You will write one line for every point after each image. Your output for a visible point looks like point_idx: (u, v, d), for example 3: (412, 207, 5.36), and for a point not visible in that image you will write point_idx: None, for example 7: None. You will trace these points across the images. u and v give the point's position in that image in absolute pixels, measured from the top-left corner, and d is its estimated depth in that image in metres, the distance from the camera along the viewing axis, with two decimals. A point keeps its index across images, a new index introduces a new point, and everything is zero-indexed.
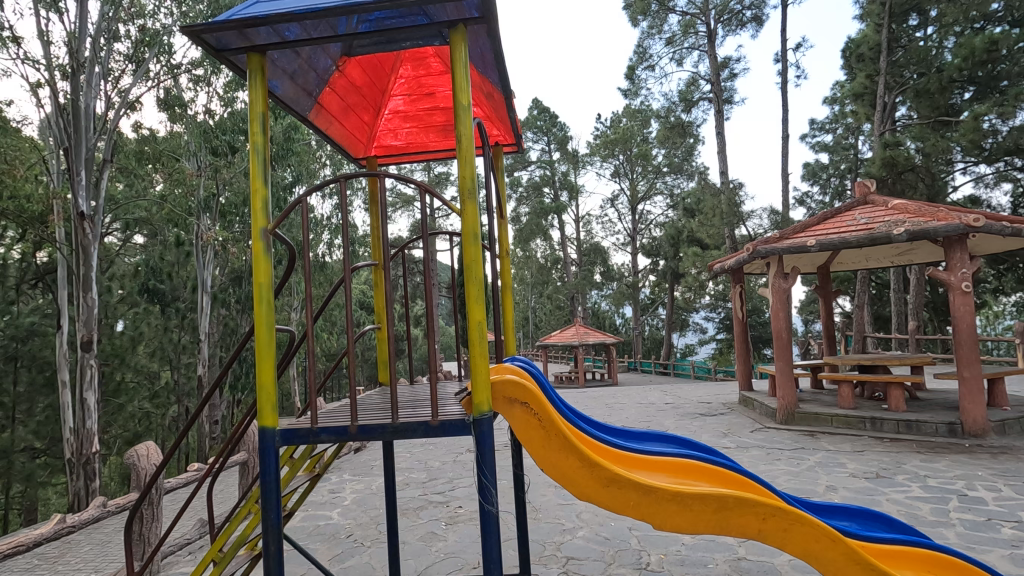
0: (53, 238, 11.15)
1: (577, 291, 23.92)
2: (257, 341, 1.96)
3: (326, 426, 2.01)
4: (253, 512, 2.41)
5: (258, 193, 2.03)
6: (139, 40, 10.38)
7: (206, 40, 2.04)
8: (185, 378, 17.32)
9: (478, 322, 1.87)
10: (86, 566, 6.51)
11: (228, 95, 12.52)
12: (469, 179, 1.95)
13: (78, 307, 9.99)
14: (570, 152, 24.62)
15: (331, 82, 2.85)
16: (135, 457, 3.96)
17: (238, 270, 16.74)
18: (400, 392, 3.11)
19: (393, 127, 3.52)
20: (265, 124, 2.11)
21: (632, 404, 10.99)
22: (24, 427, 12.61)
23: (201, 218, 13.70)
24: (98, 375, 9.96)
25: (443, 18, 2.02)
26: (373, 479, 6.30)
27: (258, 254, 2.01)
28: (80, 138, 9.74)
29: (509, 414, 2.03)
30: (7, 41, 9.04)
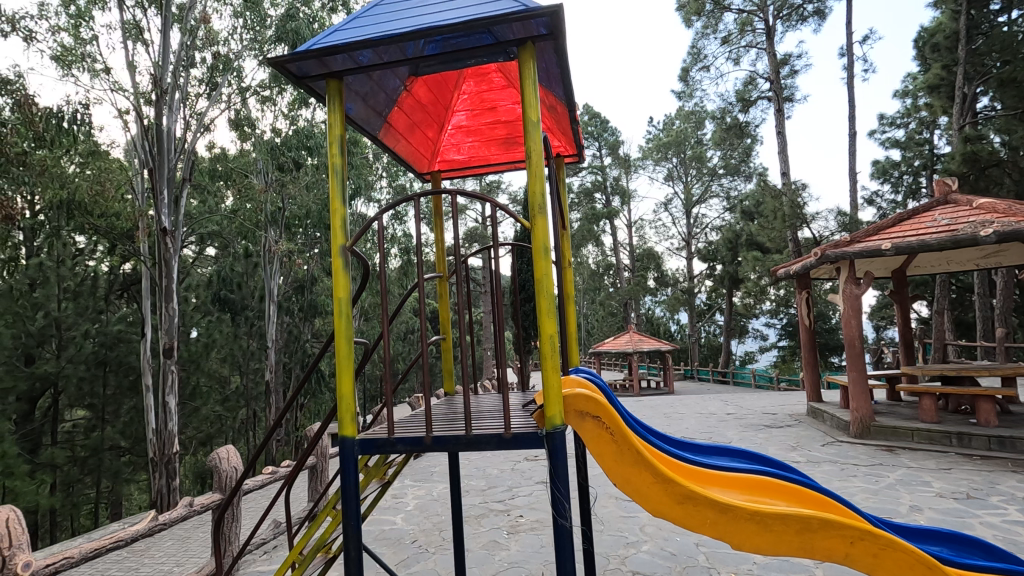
0: (138, 251, 12.04)
1: (631, 296, 23.56)
2: (336, 353, 2.04)
3: (403, 437, 2.07)
4: (330, 517, 2.49)
5: (337, 213, 2.13)
6: (213, 66, 11.10)
7: (289, 69, 2.17)
8: (254, 382, 18.19)
9: (550, 336, 1.89)
10: (169, 559, 6.94)
11: (293, 113, 13.17)
12: (539, 195, 1.96)
13: (162, 317, 10.67)
14: (622, 157, 24.40)
15: (400, 102, 2.95)
16: (217, 460, 4.21)
17: (302, 280, 17.48)
18: (466, 403, 3.15)
19: (456, 142, 3.59)
20: (344, 147, 2.20)
21: (692, 414, 10.71)
22: (112, 426, 13.65)
23: (269, 231, 14.41)
24: (178, 380, 10.61)
25: (511, 36, 2.05)
26: (434, 485, 6.42)
27: (337, 270, 2.10)
28: (163, 157, 10.46)
29: (579, 427, 2.02)
30: (100, 71, 9.89)
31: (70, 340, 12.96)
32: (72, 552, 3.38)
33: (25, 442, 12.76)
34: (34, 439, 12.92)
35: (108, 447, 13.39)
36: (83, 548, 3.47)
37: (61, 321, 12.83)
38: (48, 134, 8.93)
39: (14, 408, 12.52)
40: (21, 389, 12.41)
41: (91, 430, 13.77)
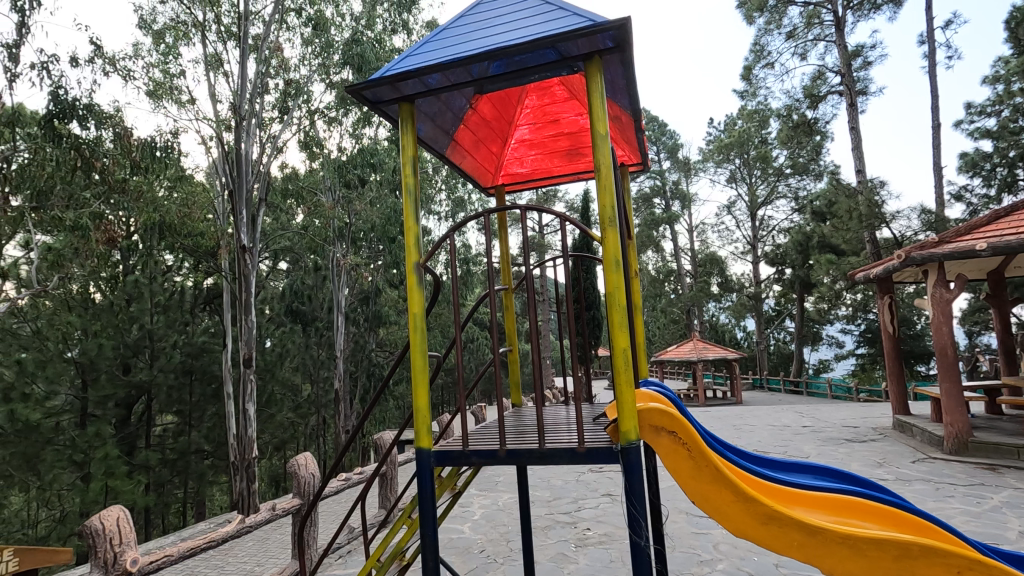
0: (220, 267, 12.91)
1: (693, 303, 22.89)
2: (412, 367, 2.12)
3: (478, 449, 2.11)
4: (405, 527, 2.56)
5: (411, 231, 2.21)
6: (285, 92, 11.81)
7: (366, 96, 2.29)
8: (323, 391, 18.98)
9: (623, 350, 1.86)
10: (250, 559, 7.34)
11: (357, 132, 13.73)
12: (609, 209, 1.95)
13: (241, 329, 11.35)
14: (681, 160, 23.85)
15: (466, 120, 3.03)
16: (296, 466, 4.42)
17: (366, 292, 18.12)
18: (534, 415, 3.16)
19: (519, 155, 3.66)
20: (416, 167, 2.28)
21: (762, 426, 10.25)
22: (198, 431, 14.67)
23: (336, 244, 15.07)
24: (256, 388, 11.23)
25: (576, 53, 2.05)
26: (499, 495, 6.47)
27: (412, 287, 2.18)
28: (242, 178, 11.17)
29: (654, 442, 1.98)
30: (186, 102, 10.74)
31: (161, 350, 14.00)
32: (171, 551, 3.65)
33: (124, 444, 13.89)
34: (131, 442, 14.04)
35: (193, 450, 14.38)
36: (181, 547, 3.75)
37: (153, 333, 13.85)
38: (144, 162, 9.76)
39: (114, 413, 13.63)
40: (119, 396, 13.50)
41: (179, 434, 14.81)
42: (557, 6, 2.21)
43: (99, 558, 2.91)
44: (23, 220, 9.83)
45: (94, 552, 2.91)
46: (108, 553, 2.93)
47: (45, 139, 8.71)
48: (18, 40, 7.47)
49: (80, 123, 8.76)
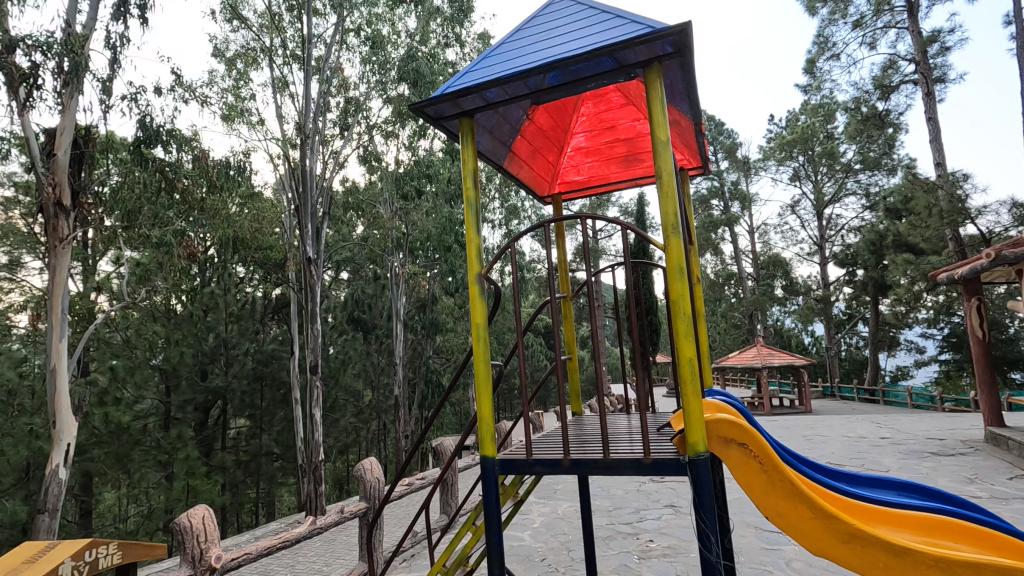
0: (287, 279, 13.58)
1: (756, 307, 21.98)
2: (476, 376, 2.16)
3: (542, 458, 2.13)
4: (470, 534, 2.60)
5: (472, 243, 2.26)
6: (346, 109, 12.32)
7: (428, 113, 2.37)
8: (384, 397, 19.51)
9: (690, 359, 1.82)
10: (318, 559, 7.64)
11: (413, 145, 14.08)
12: (671, 215, 1.92)
13: (307, 337, 11.85)
14: (740, 160, 23.05)
15: (523, 131, 3.06)
16: (362, 470, 4.57)
17: (423, 300, 18.52)
18: (596, 425, 3.13)
19: (575, 163, 3.68)
20: (476, 180, 2.34)
21: (835, 437, 9.70)
22: (268, 434, 15.44)
23: (395, 254, 15.53)
24: (322, 394, 11.67)
25: (634, 60, 2.04)
26: (558, 503, 6.44)
27: (475, 297, 2.22)
28: (307, 194, 11.71)
29: (724, 454, 1.92)
30: (256, 123, 11.40)
31: (235, 358, 14.85)
32: (250, 549, 3.86)
33: (202, 446, 14.78)
34: (209, 444, 14.93)
35: (264, 453, 15.16)
36: (259, 545, 3.96)
37: (227, 341, 14.82)
38: (219, 182, 10.43)
39: (194, 416, 14.53)
40: (198, 401, 14.42)
41: (252, 436, 15.63)
42: (614, 14, 2.22)
43: (187, 554, 3.11)
44: (116, 238, 10.72)
45: (183, 549, 3.12)
46: (195, 549, 3.13)
47: (134, 163, 9.47)
48: (111, 75, 8.18)
49: (164, 148, 9.47)
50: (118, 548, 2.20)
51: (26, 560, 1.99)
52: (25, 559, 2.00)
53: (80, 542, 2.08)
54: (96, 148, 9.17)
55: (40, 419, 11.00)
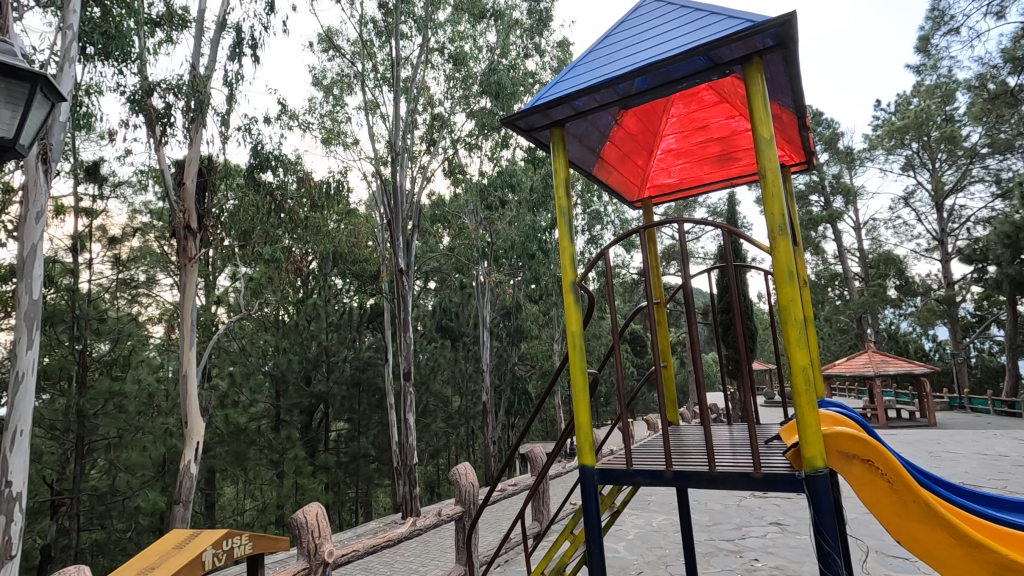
0: (381, 289, 14.30)
1: (866, 309, 20.16)
2: (572, 385, 2.16)
3: (642, 469, 2.09)
4: (569, 544, 2.59)
5: (566, 252, 2.27)
6: (432, 124, 12.82)
7: (520, 125, 2.42)
8: (472, 403, 19.91)
9: (802, 367, 1.73)
10: (415, 559, 7.94)
11: (495, 155, 14.34)
12: (778, 216, 1.84)
13: (401, 345, 12.35)
14: (843, 151, 21.34)
15: (612, 136, 3.04)
16: (457, 474, 4.68)
17: (508, 307, 18.76)
18: (695, 435, 3.02)
19: (666, 166, 3.61)
20: (568, 189, 2.35)
21: (968, 454, 8.67)
22: (366, 437, 16.29)
23: (480, 263, 15.87)
24: (414, 400, 12.12)
25: (729, 58, 1.96)
26: (653, 515, 6.25)
27: (569, 305, 2.22)
28: (398, 208, 12.29)
29: (845, 471, 1.79)
30: (351, 144, 12.16)
31: (335, 364, 15.86)
32: (357, 546, 4.08)
33: (308, 446, 15.88)
34: (314, 445, 15.99)
35: (362, 455, 15.99)
36: (365, 543, 4.17)
37: (328, 349, 15.83)
38: (320, 201, 11.22)
39: (299, 419, 15.64)
40: (303, 404, 15.50)
41: (351, 439, 16.54)
42: (709, 11, 2.16)
43: (303, 548, 3.34)
44: (234, 255, 11.83)
45: (300, 542, 3.36)
46: (311, 544, 3.35)
47: (249, 188, 10.39)
48: (229, 109, 9.08)
49: (273, 172, 10.35)
50: (248, 541, 2.40)
51: (173, 548, 2.25)
52: (174, 546, 2.26)
53: (217, 533, 2.30)
54: (217, 176, 10.16)
55: (173, 419, 12.51)
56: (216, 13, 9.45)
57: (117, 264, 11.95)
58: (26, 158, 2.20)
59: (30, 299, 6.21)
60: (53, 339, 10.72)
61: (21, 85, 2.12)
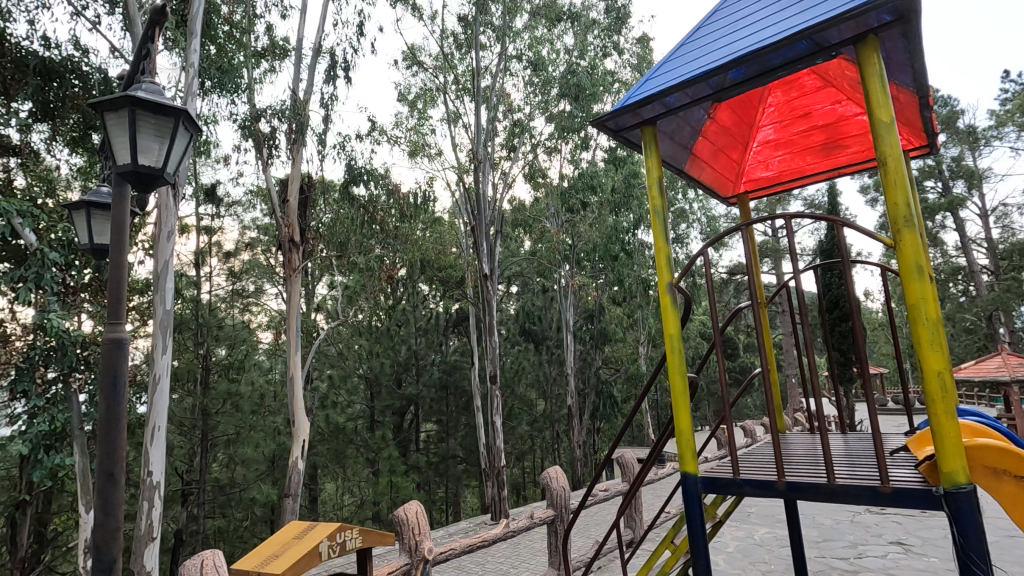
0: (466, 294, 14.66)
1: (999, 307, 17.89)
2: (671, 390, 2.10)
3: (750, 479, 1.99)
4: (670, 554, 2.51)
5: (662, 253, 2.22)
6: (512, 130, 13.01)
7: (609, 126, 2.40)
8: (557, 407, 19.86)
9: (937, 373, 1.56)
10: (505, 560, 8.06)
11: (575, 157, 14.27)
12: (902, 205, 1.68)
13: (487, 348, 12.55)
14: (965, 130, 19.14)
15: (705, 131, 2.93)
16: (548, 478, 4.67)
17: (591, 310, 18.57)
18: (806, 444, 2.82)
19: (763, 158, 3.45)
20: (662, 188, 2.29)
21: None
22: (455, 439, 16.73)
23: (562, 267, 15.85)
24: (500, 403, 12.28)
25: (837, 40, 1.82)
26: (755, 528, 5.93)
27: (666, 307, 2.16)
28: (481, 215, 12.56)
29: (992, 489, 1.60)
30: (436, 155, 12.60)
31: (424, 367, 16.45)
32: (454, 544, 4.16)
33: (401, 446, 16.58)
34: (405, 445, 16.66)
35: (451, 456, 16.43)
36: (462, 542, 4.25)
37: (417, 353, 16.44)
38: (409, 212, 11.70)
39: (392, 420, 16.35)
40: (396, 406, 16.20)
41: (441, 440, 17.06)
42: None
43: (405, 544, 3.47)
44: (332, 266, 12.61)
45: (402, 538, 3.49)
46: (411, 540, 3.48)
47: (344, 203, 11.08)
48: (325, 129, 9.74)
49: (365, 186, 10.95)
50: (359, 534, 2.53)
51: (293, 538, 2.43)
52: (293, 536, 2.44)
53: (330, 526, 2.44)
54: (316, 192, 10.91)
55: (282, 417, 13.54)
56: (312, 41, 10.19)
57: (232, 276, 13.18)
58: (172, 184, 2.49)
59: (162, 309, 6.96)
60: (181, 344, 11.97)
61: (167, 119, 2.40)
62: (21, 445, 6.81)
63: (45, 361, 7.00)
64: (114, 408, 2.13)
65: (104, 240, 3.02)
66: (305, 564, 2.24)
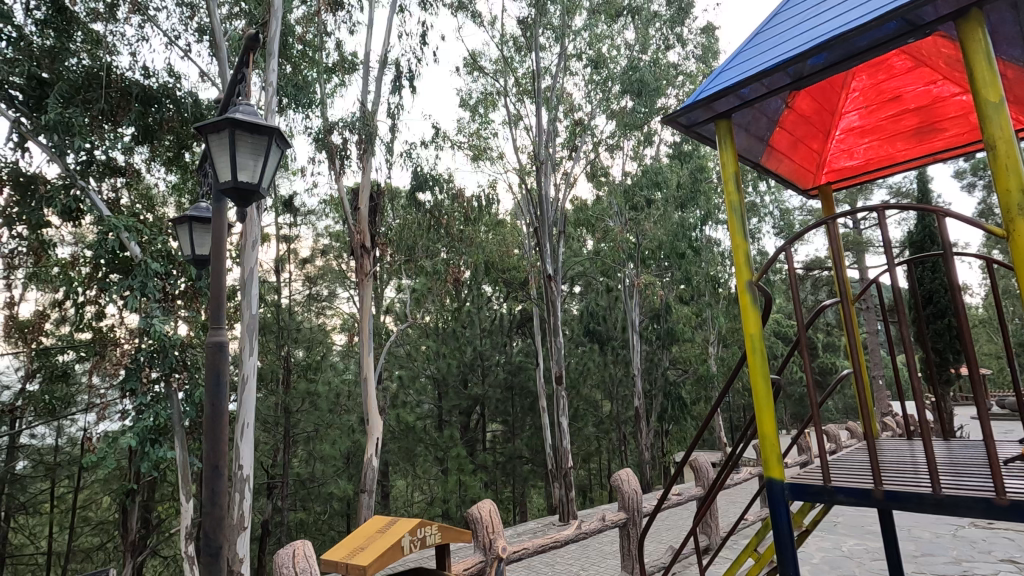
0: (530, 295, 14.68)
1: None
2: (754, 392, 2.03)
3: (843, 486, 1.90)
4: (756, 561, 2.42)
5: (741, 250, 2.14)
6: (574, 130, 12.92)
7: (682, 121, 2.35)
8: (624, 408, 19.52)
9: None
10: (575, 562, 8.02)
11: (639, 153, 13.98)
12: (1016, 191, 1.55)
13: (552, 348, 12.51)
14: None
15: (783, 121, 2.81)
16: (619, 481, 4.61)
17: (657, 310, 18.13)
18: (905, 452, 2.63)
19: (847, 147, 3.27)
20: (739, 183, 2.22)
21: None
22: (521, 439, 16.80)
23: (627, 266, 15.56)
24: (567, 405, 12.20)
25: (932, 17, 1.68)
26: (843, 540, 5.58)
27: (746, 306, 2.09)
28: (544, 216, 12.56)
29: None
30: (498, 158, 12.73)
31: (489, 368, 16.64)
32: (527, 544, 4.17)
33: (468, 445, 16.86)
34: (473, 444, 16.93)
35: (517, 456, 16.49)
36: (535, 542, 4.23)
37: (483, 353, 16.66)
38: (473, 215, 11.90)
39: (459, 419, 16.67)
40: (463, 406, 16.49)
41: (507, 440, 17.20)
42: None
43: (479, 542, 3.53)
44: (400, 270, 13.00)
45: (476, 536, 3.55)
46: (485, 538, 3.53)
47: (411, 209, 11.44)
48: (392, 138, 10.08)
49: (430, 191, 11.23)
50: (438, 530, 2.60)
51: (377, 532, 2.54)
52: (377, 530, 2.56)
53: (412, 521, 2.52)
54: (384, 199, 11.28)
55: (356, 416, 14.12)
56: (378, 54, 10.58)
57: (308, 281, 13.88)
58: (265, 198, 2.68)
59: (248, 313, 7.46)
60: (265, 346, 12.77)
61: (262, 138, 2.59)
62: (132, 438, 7.53)
63: (150, 363, 7.66)
64: (217, 407, 2.32)
65: (204, 252, 3.28)
66: (388, 557, 2.32)
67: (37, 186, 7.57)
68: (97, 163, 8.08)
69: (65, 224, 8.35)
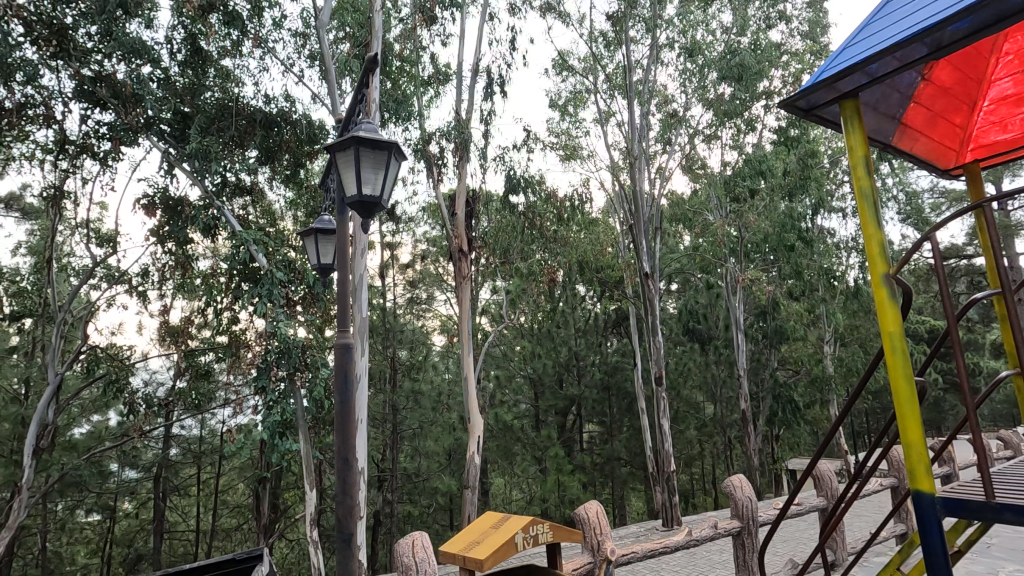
0: (625, 294, 14.33)
1: None
2: (896, 397, 1.85)
3: (1012, 505, 1.68)
4: None
5: (873, 241, 1.96)
6: (667, 122, 12.49)
7: (799, 106, 2.19)
8: (728, 411, 18.55)
9: None
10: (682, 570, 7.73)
11: (739, 142, 13.22)
12: None
13: (650, 348, 12.12)
14: None
15: (917, 96, 2.53)
16: (731, 487, 4.44)
17: (763, 306, 17.01)
18: None
19: (1000, 117, 2.87)
20: (868, 168, 2.03)
21: None
22: (619, 441, 16.50)
23: (729, 261, 14.74)
24: (667, 406, 11.78)
25: None
26: (1003, 565, 4.89)
27: (881, 302, 1.91)
28: (640, 212, 12.21)
29: None
30: (589, 156, 12.61)
31: (585, 368, 16.58)
32: (635, 548, 4.05)
33: (565, 445, 16.84)
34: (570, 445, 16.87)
35: (615, 458, 16.21)
36: (644, 546, 4.12)
37: (578, 353, 16.59)
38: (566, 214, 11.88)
39: (556, 419, 16.70)
40: (559, 406, 16.51)
41: (605, 441, 16.95)
42: None
43: (587, 542, 3.51)
44: (496, 272, 13.26)
45: (584, 537, 3.54)
46: (594, 539, 3.51)
47: (507, 211, 11.74)
48: (485, 143, 10.31)
49: (523, 194, 11.41)
50: (549, 529, 2.61)
51: (491, 528, 2.62)
52: (491, 526, 2.64)
53: (523, 519, 2.56)
54: (478, 205, 11.55)
55: (457, 414, 14.61)
56: (470, 63, 10.89)
57: (409, 286, 14.59)
58: (385, 209, 2.85)
59: (359, 316, 7.99)
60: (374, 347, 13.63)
61: (381, 152, 2.76)
62: (263, 431, 8.33)
63: (276, 363, 8.43)
64: (345, 404, 2.51)
65: (329, 261, 3.56)
66: (503, 553, 2.39)
67: (184, 208, 8.63)
68: (228, 183, 9.01)
69: (206, 240, 9.45)
